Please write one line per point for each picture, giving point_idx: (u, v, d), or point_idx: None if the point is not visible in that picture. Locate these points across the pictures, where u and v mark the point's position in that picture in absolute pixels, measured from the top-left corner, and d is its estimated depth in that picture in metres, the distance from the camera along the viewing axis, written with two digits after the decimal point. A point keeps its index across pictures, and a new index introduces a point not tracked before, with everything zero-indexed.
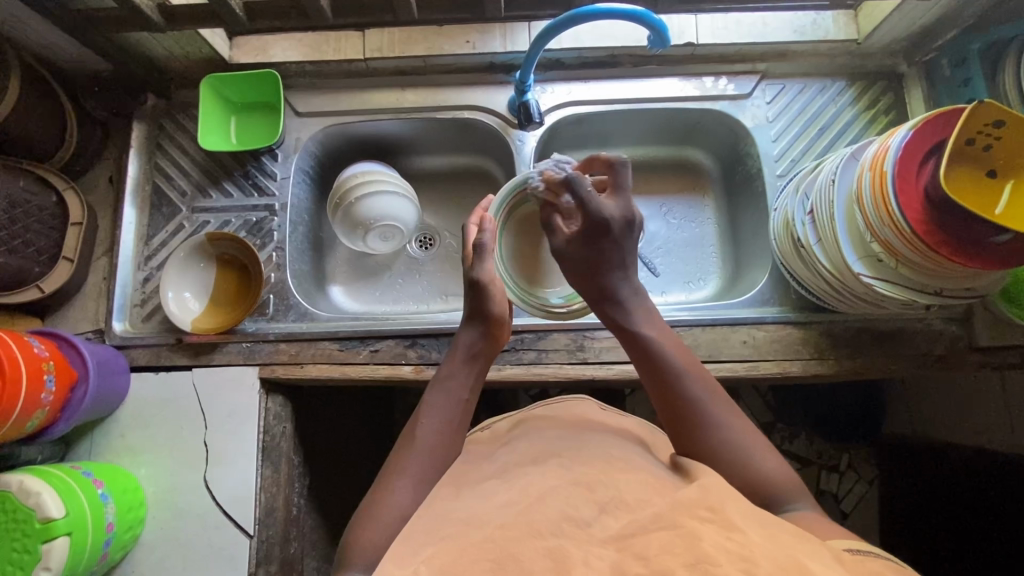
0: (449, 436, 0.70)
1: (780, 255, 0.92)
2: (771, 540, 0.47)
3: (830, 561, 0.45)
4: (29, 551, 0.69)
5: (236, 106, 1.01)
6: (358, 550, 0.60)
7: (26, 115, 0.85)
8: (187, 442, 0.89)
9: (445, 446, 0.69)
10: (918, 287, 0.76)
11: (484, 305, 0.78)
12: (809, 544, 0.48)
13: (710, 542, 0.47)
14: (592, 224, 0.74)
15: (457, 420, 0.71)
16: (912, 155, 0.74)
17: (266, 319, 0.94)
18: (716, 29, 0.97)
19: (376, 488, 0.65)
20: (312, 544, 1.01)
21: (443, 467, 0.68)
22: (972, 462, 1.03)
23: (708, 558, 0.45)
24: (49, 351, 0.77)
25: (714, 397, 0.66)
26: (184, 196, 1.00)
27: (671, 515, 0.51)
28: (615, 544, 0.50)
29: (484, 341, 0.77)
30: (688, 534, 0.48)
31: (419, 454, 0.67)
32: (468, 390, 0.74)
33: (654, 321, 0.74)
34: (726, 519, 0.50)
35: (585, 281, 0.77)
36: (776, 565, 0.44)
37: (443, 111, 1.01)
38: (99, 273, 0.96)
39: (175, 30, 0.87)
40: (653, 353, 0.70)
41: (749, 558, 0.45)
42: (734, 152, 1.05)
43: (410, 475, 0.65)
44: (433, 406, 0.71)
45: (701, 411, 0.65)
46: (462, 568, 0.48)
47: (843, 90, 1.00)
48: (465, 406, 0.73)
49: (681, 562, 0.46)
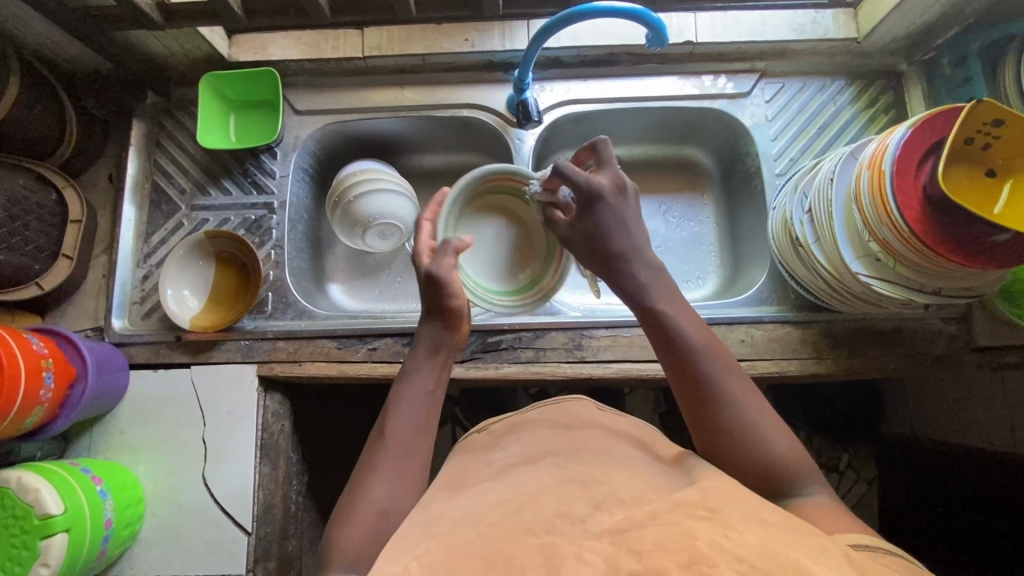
0: (420, 430, 0.69)
1: (778, 254, 0.91)
2: (766, 537, 0.47)
3: (828, 560, 0.45)
4: (27, 548, 0.70)
5: (235, 103, 1.01)
6: (339, 552, 0.59)
7: (26, 113, 0.86)
8: (185, 439, 0.89)
9: (415, 441, 0.68)
10: (917, 287, 0.76)
11: (444, 301, 0.77)
12: (807, 543, 0.47)
13: (705, 541, 0.46)
14: (588, 192, 0.73)
15: (427, 415, 0.71)
16: (911, 153, 0.73)
17: (265, 316, 0.94)
18: (715, 27, 0.97)
19: (353, 487, 0.64)
20: (310, 542, 1.02)
21: (419, 463, 0.67)
22: (972, 463, 1.02)
23: (703, 557, 0.44)
24: (48, 348, 0.78)
25: (736, 383, 0.64)
26: (183, 194, 1.00)
27: (668, 514, 0.51)
28: (610, 538, 0.50)
29: (449, 339, 0.77)
30: (685, 532, 0.47)
31: (392, 450, 0.66)
32: (434, 383, 0.73)
33: (668, 294, 0.71)
34: (723, 518, 0.49)
35: (582, 248, 0.76)
36: (773, 563, 0.43)
37: (442, 109, 1.01)
38: (98, 270, 0.97)
39: (173, 28, 0.87)
40: (670, 331, 0.67)
41: (746, 559, 0.43)
42: (733, 151, 1.05)
43: (384, 472, 0.65)
44: (401, 400, 0.70)
45: (722, 395, 0.63)
46: (455, 563, 0.48)
47: (843, 88, 1.00)
48: (433, 399, 0.72)
49: (673, 561, 0.45)
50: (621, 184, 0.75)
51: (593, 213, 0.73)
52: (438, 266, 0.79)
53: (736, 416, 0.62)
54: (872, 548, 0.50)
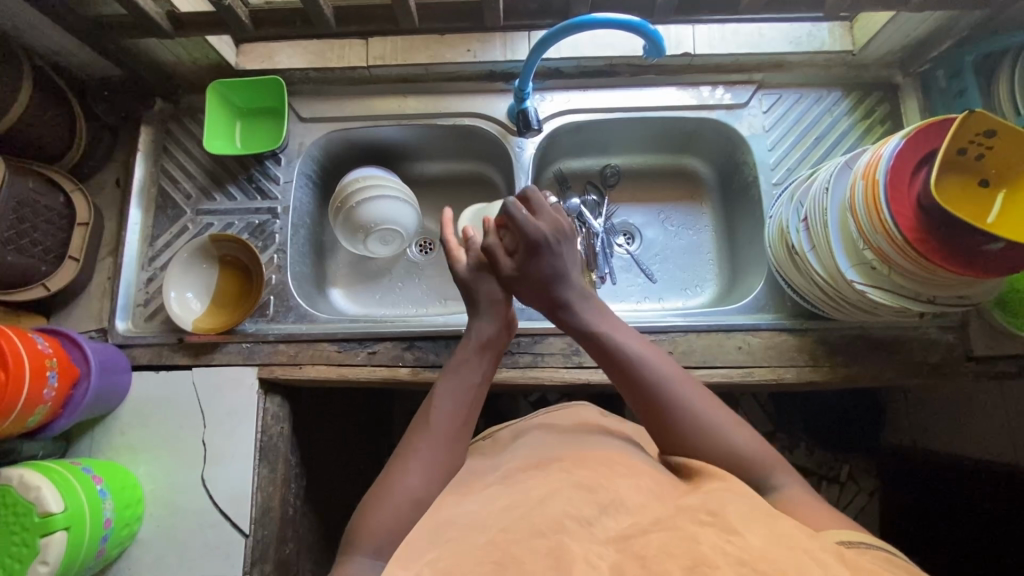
0: (462, 425, 0.70)
1: (775, 262, 0.93)
2: (772, 541, 0.48)
3: (827, 559, 0.46)
4: (28, 545, 0.71)
5: (242, 111, 1.03)
6: (368, 537, 0.60)
7: (38, 121, 0.87)
8: (186, 439, 0.90)
9: (459, 435, 0.69)
10: (912, 294, 0.77)
11: (492, 291, 0.78)
12: (805, 545, 0.48)
13: (709, 544, 0.48)
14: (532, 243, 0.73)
15: (471, 409, 0.72)
16: (904, 165, 0.74)
17: (266, 319, 0.96)
18: (713, 40, 0.98)
19: (387, 472, 0.65)
20: (308, 546, 1.02)
21: (453, 457, 0.68)
22: (972, 474, 1.02)
23: (706, 561, 0.47)
24: (52, 347, 0.79)
25: (742, 436, 0.65)
26: (189, 199, 1.01)
27: (671, 519, 0.52)
28: (615, 545, 0.51)
29: (495, 330, 0.77)
30: (689, 536, 0.49)
31: (430, 438, 0.68)
32: (479, 377, 0.74)
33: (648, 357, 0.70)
34: (726, 521, 0.51)
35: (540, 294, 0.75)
36: (776, 568, 0.45)
37: (444, 118, 1.03)
38: (103, 273, 0.98)
39: (184, 37, 0.89)
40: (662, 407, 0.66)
41: (749, 562, 0.46)
42: (731, 161, 1.06)
43: (425, 459, 0.66)
44: (444, 395, 0.71)
45: (664, 392, 0.67)
46: (465, 569, 0.49)
47: (839, 100, 1.01)
48: (477, 391, 0.73)
49: (677, 564, 0.47)
50: (560, 228, 0.76)
51: (530, 245, 0.74)
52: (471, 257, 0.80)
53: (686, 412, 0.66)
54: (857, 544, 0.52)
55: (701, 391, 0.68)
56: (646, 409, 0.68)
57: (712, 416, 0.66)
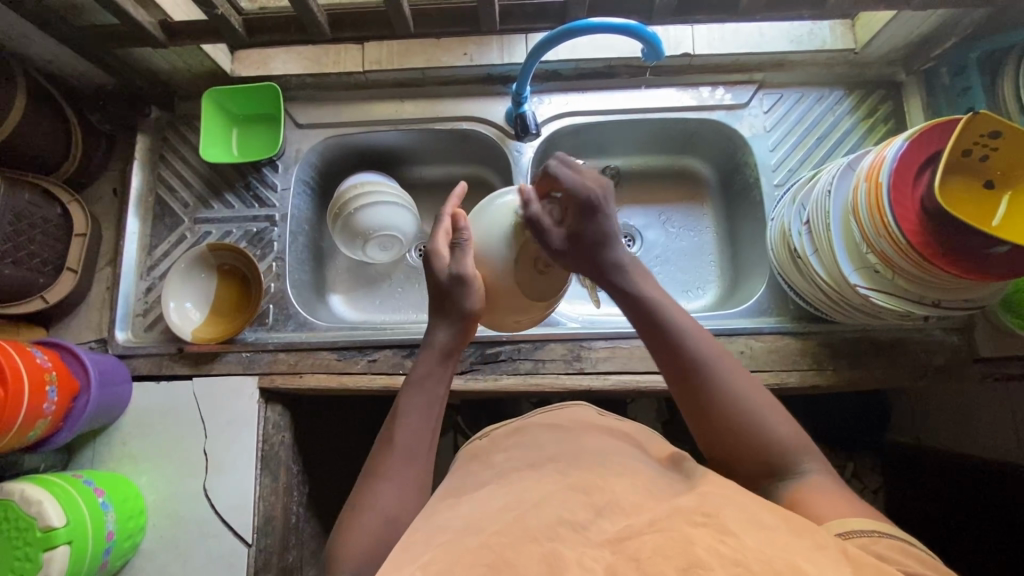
0: (425, 439, 0.67)
1: (777, 265, 0.92)
2: (768, 542, 0.46)
3: (823, 560, 0.44)
4: (30, 560, 0.71)
5: (239, 118, 1.02)
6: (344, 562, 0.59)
7: (32, 131, 0.87)
8: (187, 449, 0.90)
9: (424, 450, 0.67)
10: (915, 298, 0.76)
11: (465, 303, 0.71)
12: (803, 545, 0.46)
13: (703, 546, 0.45)
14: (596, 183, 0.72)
15: (433, 422, 0.69)
16: (909, 164, 0.73)
17: (266, 328, 0.95)
18: (712, 40, 0.97)
19: (358, 493, 0.63)
20: (312, 553, 1.02)
21: (424, 471, 0.66)
22: (978, 473, 1.02)
23: (700, 563, 0.44)
24: (52, 362, 0.79)
25: (787, 426, 0.62)
26: (187, 207, 1.01)
27: (668, 520, 0.50)
28: (611, 548, 0.48)
29: (451, 338, 0.72)
30: (681, 538, 0.47)
31: (397, 455, 0.65)
32: (440, 388, 0.71)
33: (694, 338, 0.66)
34: (721, 523, 0.48)
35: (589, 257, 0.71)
36: (771, 568, 0.42)
37: (441, 122, 1.02)
38: (102, 283, 0.98)
39: (177, 46, 0.88)
40: (707, 394, 0.63)
41: (743, 562, 0.43)
42: (732, 162, 1.05)
43: (390, 477, 0.64)
44: (406, 408, 0.68)
45: (710, 380, 0.64)
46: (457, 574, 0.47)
47: (841, 99, 1.00)
48: (439, 403, 0.70)
49: (671, 565, 0.44)
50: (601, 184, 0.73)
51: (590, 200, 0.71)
52: (460, 265, 0.71)
53: (706, 373, 0.64)
54: (857, 532, 0.51)
55: (746, 377, 0.65)
56: (681, 383, 0.65)
57: (758, 405, 0.63)
